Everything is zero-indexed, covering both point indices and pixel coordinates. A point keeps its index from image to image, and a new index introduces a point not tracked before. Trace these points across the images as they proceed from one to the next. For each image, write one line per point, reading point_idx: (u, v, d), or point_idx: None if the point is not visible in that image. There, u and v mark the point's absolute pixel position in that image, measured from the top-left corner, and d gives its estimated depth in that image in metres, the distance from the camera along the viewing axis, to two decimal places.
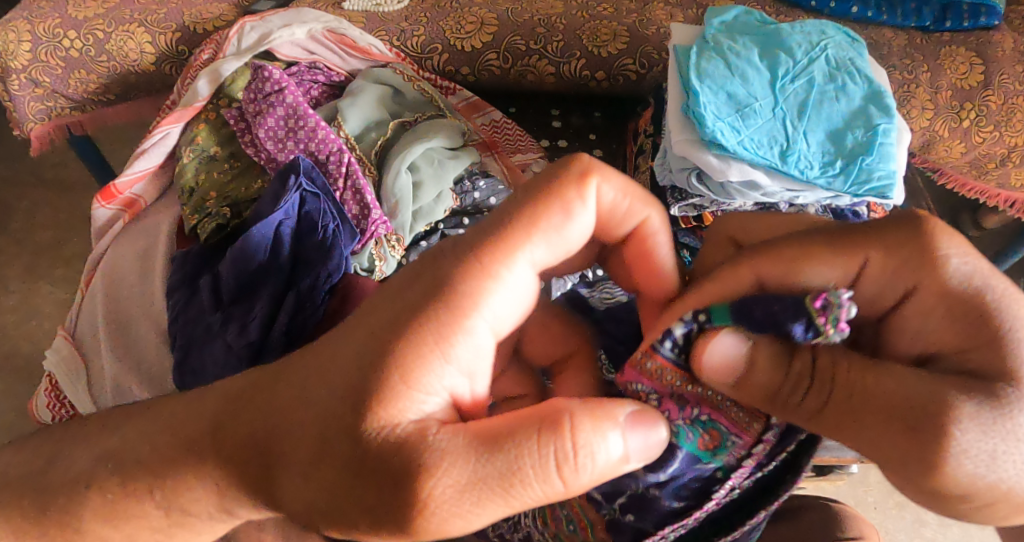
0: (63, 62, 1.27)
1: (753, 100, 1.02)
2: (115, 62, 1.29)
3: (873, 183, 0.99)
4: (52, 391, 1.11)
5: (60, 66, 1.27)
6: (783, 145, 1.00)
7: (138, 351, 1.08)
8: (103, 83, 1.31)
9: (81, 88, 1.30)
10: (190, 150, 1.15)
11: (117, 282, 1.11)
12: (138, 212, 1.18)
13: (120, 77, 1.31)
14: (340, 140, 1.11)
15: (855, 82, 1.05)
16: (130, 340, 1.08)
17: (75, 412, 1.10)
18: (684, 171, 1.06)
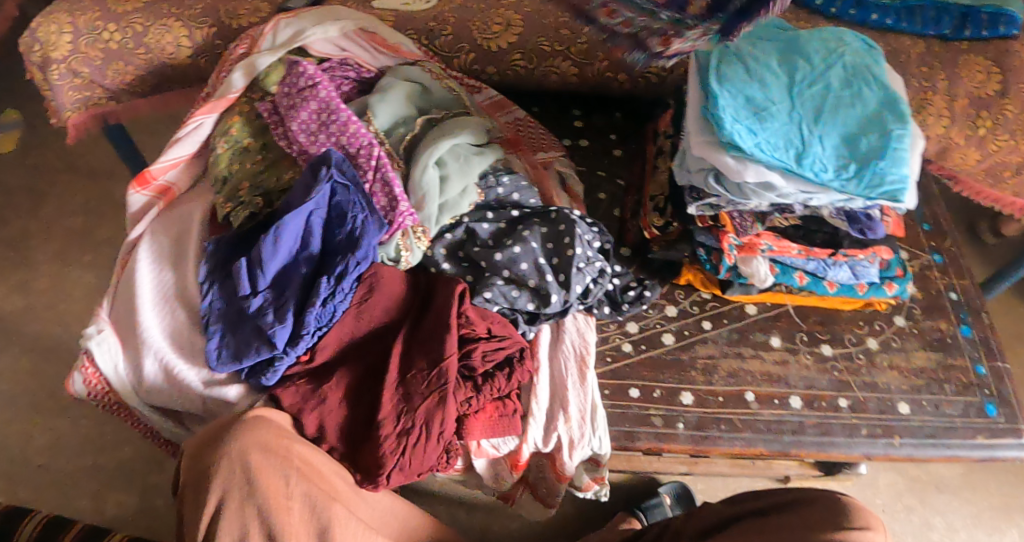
0: (103, 54, 1.32)
1: (771, 104, 1.05)
2: (153, 55, 1.33)
3: (885, 187, 1.01)
4: (88, 366, 1.11)
5: (100, 58, 1.32)
6: (799, 148, 1.02)
7: (170, 330, 1.11)
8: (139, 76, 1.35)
9: (118, 79, 1.35)
10: (223, 141, 1.20)
11: (157, 265, 1.15)
12: (172, 199, 1.22)
13: (156, 70, 1.35)
14: (370, 134, 1.15)
15: (871, 89, 1.07)
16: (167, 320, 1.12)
17: (111, 389, 1.12)
18: (702, 172, 1.08)
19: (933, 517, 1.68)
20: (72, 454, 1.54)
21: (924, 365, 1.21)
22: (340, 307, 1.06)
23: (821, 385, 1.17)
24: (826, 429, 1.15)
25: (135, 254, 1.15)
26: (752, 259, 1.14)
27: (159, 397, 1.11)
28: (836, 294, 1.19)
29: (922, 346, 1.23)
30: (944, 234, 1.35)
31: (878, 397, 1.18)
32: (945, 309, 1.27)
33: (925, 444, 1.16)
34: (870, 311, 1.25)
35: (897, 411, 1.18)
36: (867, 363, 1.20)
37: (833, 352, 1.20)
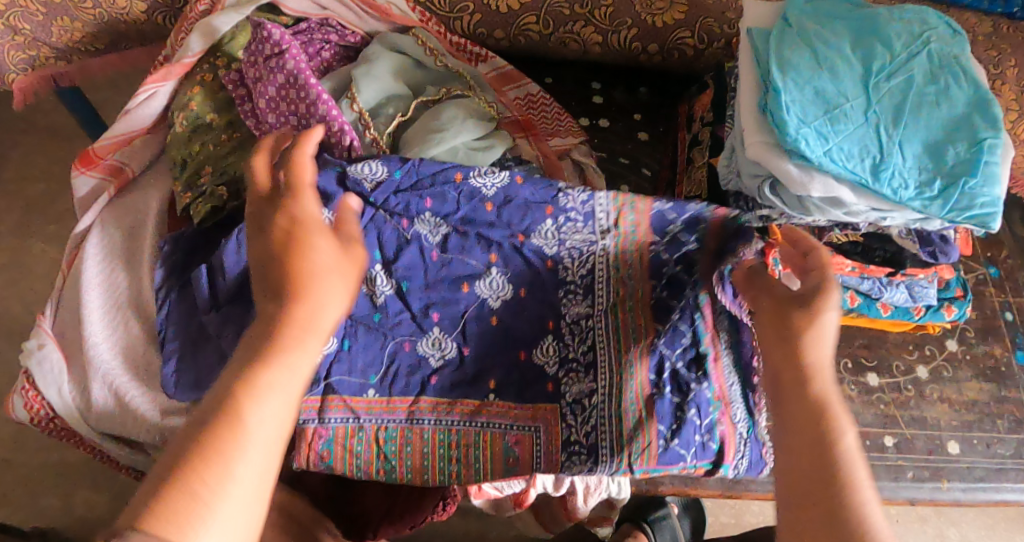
0: (45, 8, 1.08)
1: (844, 100, 0.88)
2: (102, 9, 1.09)
3: (973, 211, 0.86)
4: (29, 389, 0.97)
5: (41, 13, 1.08)
6: (876, 158, 0.86)
7: (124, 346, 0.98)
8: (90, 33, 1.12)
9: (66, 37, 1.12)
10: (181, 116, 1.02)
11: (107, 266, 1.00)
12: (125, 182, 1.03)
13: (110, 27, 1.12)
14: (355, 133, 0.96)
15: (959, 85, 0.91)
16: (119, 333, 0.98)
17: (55, 416, 0.98)
18: (755, 179, 0.91)
19: (947, 527, 1.49)
20: (21, 449, 1.39)
21: (976, 398, 1.08)
22: None
23: (864, 421, 1.04)
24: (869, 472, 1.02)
25: (83, 249, 1.00)
26: None
27: (111, 425, 0.98)
28: (889, 317, 1.05)
29: (974, 376, 1.09)
30: (1001, 242, 1.20)
31: (926, 434, 1.05)
32: (1001, 332, 1.13)
33: (974, 488, 1.04)
34: (921, 334, 1.10)
35: (945, 451, 1.05)
36: (916, 396, 1.07)
37: (880, 382, 1.07)
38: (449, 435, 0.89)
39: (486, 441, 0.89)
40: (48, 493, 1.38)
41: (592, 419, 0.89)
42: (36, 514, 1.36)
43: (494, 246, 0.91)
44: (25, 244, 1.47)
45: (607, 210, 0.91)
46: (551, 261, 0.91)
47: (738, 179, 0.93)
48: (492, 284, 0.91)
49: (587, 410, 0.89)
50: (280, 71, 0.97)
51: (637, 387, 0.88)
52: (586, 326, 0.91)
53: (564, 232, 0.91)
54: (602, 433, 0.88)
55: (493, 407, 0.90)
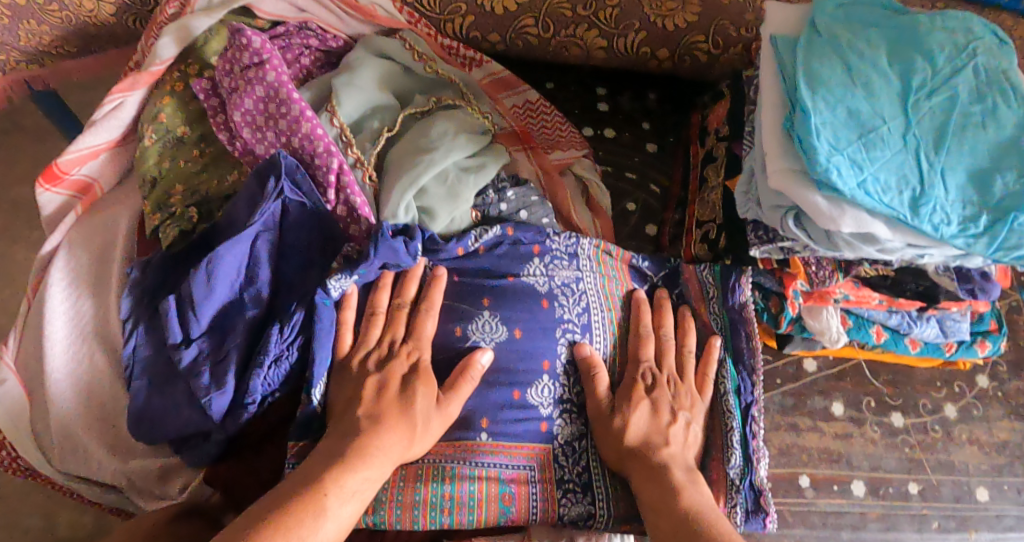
0: (9, 11, 1.02)
1: (879, 122, 0.79)
2: (70, 12, 1.03)
3: (1022, 250, 0.77)
4: None
5: (6, 14, 1.02)
6: (915, 190, 0.77)
7: (88, 382, 0.94)
8: (59, 36, 1.06)
9: (34, 40, 1.06)
10: (151, 129, 0.97)
11: (72, 295, 0.96)
12: (92, 197, 1.02)
13: (79, 29, 1.06)
14: (344, 159, 0.88)
15: (1008, 104, 0.81)
16: (87, 365, 0.95)
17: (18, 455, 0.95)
18: (778, 210, 0.82)
19: None
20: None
21: (1008, 440, 1.00)
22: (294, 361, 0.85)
23: (888, 467, 0.95)
24: (892, 523, 0.93)
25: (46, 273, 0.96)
26: (822, 310, 0.91)
27: (74, 465, 0.94)
28: (918, 354, 0.97)
29: (1005, 415, 1.01)
30: None
31: (955, 480, 0.97)
32: None
33: (1004, 539, 0.96)
34: (951, 370, 1.02)
35: (974, 498, 0.97)
36: (944, 437, 0.98)
37: (905, 423, 0.98)
38: (441, 473, 0.82)
39: (480, 484, 0.83)
40: (22, 514, 1.30)
41: (585, 461, 0.87)
42: (11, 536, 1.29)
43: (486, 292, 0.87)
44: (3, 250, 1.39)
45: (590, 254, 0.93)
46: (546, 298, 0.88)
47: (758, 207, 0.84)
48: (487, 328, 0.85)
49: (577, 453, 0.87)
50: (261, 84, 0.89)
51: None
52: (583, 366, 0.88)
53: (553, 270, 0.90)
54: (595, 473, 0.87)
55: (487, 446, 0.83)
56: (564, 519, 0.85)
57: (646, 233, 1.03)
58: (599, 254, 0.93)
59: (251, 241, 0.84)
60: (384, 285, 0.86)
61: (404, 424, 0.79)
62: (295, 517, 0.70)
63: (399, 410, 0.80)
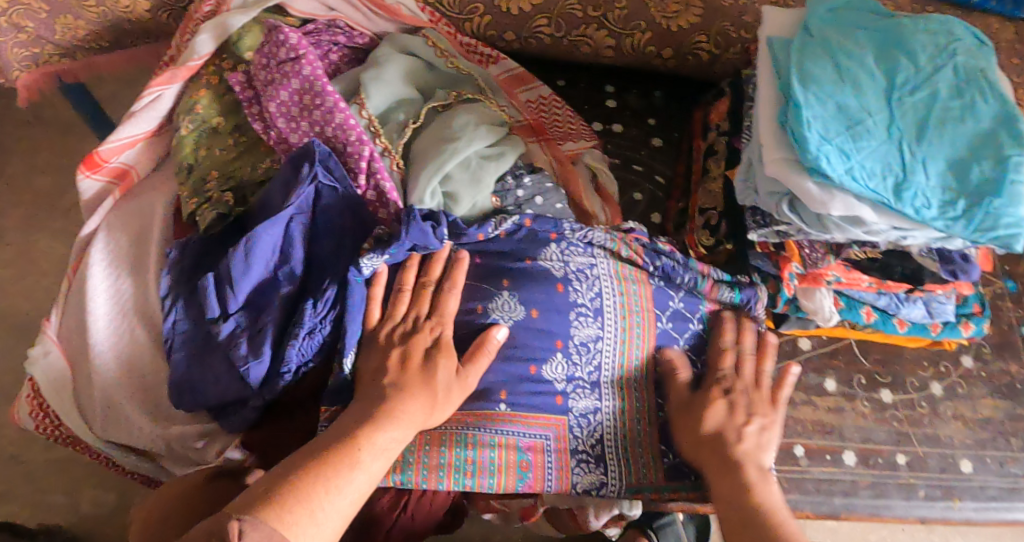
0: (46, 6, 1.14)
1: (866, 115, 0.86)
2: (105, 8, 1.16)
3: (998, 232, 0.84)
4: (35, 393, 1.03)
5: (44, 10, 1.14)
6: (898, 177, 0.84)
7: (129, 354, 1.02)
8: (94, 31, 1.18)
9: (70, 34, 1.18)
10: (188, 120, 1.05)
11: (112, 277, 1.04)
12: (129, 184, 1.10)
13: (113, 25, 1.18)
14: (375, 149, 0.96)
15: (985, 100, 0.88)
16: (128, 341, 1.02)
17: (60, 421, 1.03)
18: (773, 196, 0.89)
19: None
20: (29, 446, 1.40)
21: (990, 416, 1.06)
22: (326, 335, 0.92)
23: (878, 439, 1.02)
24: (881, 491, 1.00)
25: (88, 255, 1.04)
26: (815, 292, 0.98)
27: (114, 430, 1.01)
28: (906, 333, 1.03)
29: (989, 393, 1.07)
30: (1020, 256, 1.17)
31: (940, 452, 1.04)
32: (1018, 348, 1.11)
33: (987, 508, 1.02)
34: (936, 350, 1.09)
35: (958, 469, 1.03)
36: (930, 413, 1.05)
37: (893, 399, 1.05)
38: (465, 439, 0.89)
39: (501, 452, 0.89)
40: (58, 491, 1.38)
41: (599, 433, 0.93)
42: (46, 511, 1.36)
43: (505, 274, 0.92)
44: (33, 239, 1.46)
45: (606, 240, 0.97)
46: (563, 282, 0.92)
47: (755, 194, 0.91)
48: (510, 310, 0.91)
49: (593, 424, 0.93)
50: (297, 77, 0.97)
51: (643, 411, 0.95)
52: (596, 347, 0.92)
53: (568, 255, 0.95)
54: (609, 446, 0.93)
55: (507, 416, 0.89)
56: (579, 487, 0.92)
57: (651, 221, 1.10)
58: (616, 241, 0.97)
59: (284, 223, 0.91)
60: (412, 265, 0.92)
61: (426, 393, 0.85)
62: (328, 467, 0.78)
63: (421, 380, 0.86)
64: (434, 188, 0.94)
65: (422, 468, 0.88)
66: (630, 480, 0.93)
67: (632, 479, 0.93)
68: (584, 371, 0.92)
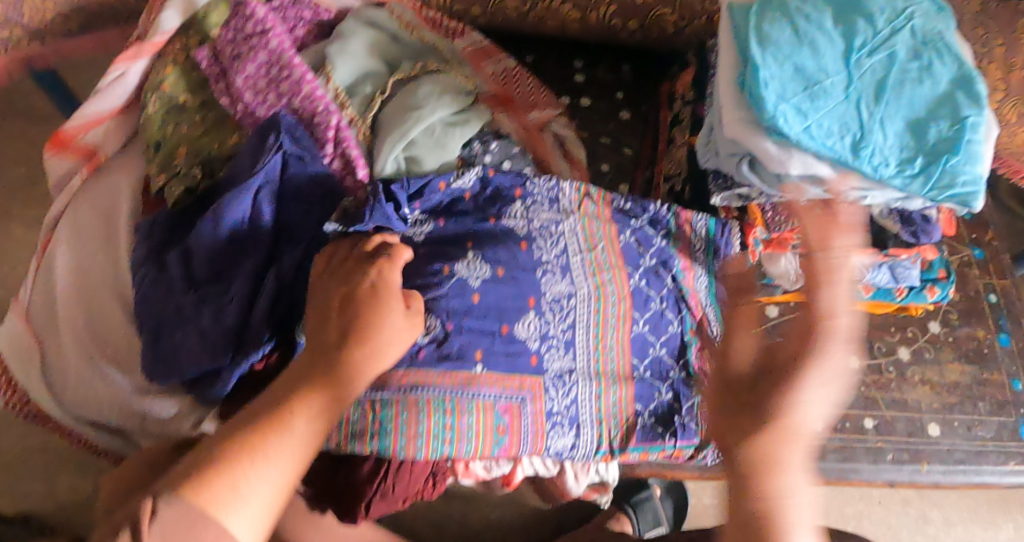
0: None
1: (824, 76, 0.87)
2: None
3: (955, 188, 0.86)
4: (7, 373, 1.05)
5: None
6: (856, 135, 0.85)
7: (99, 332, 1.02)
8: (62, 13, 1.19)
9: (38, 17, 1.18)
10: (154, 97, 1.05)
11: (80, 254, 1.05)
12: (98, 163, 1.10)
13: (82, 7, 1.20)
14: (343, 118, 0.96)
15: (942, 61, 0.89)
16: (96, 317, 1.02)
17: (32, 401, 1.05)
18: (733, 157, 0.90)
19: (930, 509, 1.45)
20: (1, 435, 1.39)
21: (958, 380, 1.07)
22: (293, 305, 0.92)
23: (845, 403, 1.03)
24: (849, 454, 1.01)
25: (57, 233, 1.06)
26: (780, 257, 0.99)
27: (83, 408, 1.02)
28: (871, 298, 1.04)
29: (956, 358, 1.08)
30: (986, 224, 1.18)
31: (908, 416, 1.04)
32: (984, 314, 1.12)
33: (954, 471, 1.03)
34: (903, 315, 1.09)
35: (926, 433, 1.04)
36: (897, 378, 1.06)
37: (861, 364, 1.06)
38: (443, 404, 0.86)
39: (478, 415, 0.87)
40: (32, 479, 1.37)
41: (575, 393, 0.92)
42: (22, 499, 1.36)
43: (471, 236, 0.92)
44: (5, 228, 1.45)
45: (572, 198, 0.98)
46: (528, 238, 0.93)
47: (716, 156, 0.92)
48: (470, 265, 0.89)
49: (569, 385, 0.92)
50: (262, 50, 0.97)
51: (619, 370, 0.95)
52: (568, 305, 0.92)
53: (532, 213, 0.95)
54: (583, 407, 0.93)
55: (483, 378, 0.87)
56: (551, 451, 0.92)
57: (619, 191, 1.11)
58: (581, 198, 0.98)
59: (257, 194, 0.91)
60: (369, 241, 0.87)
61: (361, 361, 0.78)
62: (256, 437, 0.69)
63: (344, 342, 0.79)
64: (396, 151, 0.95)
65: (349, 433, 0.85)
66: (599, 443, 0.94)
67: (602, 442, 0.94)
68: (558, 329, 0.91)
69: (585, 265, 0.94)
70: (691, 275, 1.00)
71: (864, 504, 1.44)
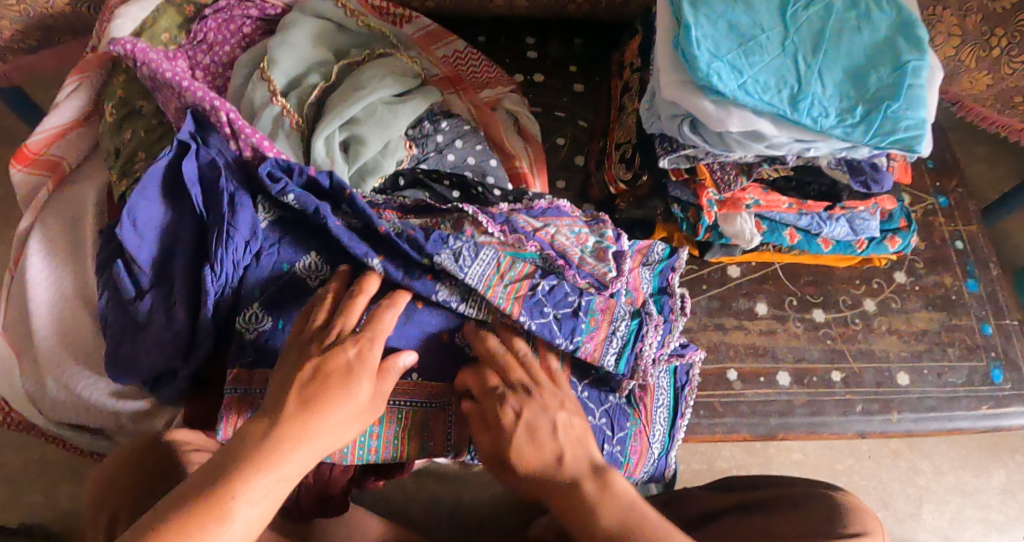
0: None
1: (759, 31, 0.86)
2: (27, 6, 1.18)
3: (899, 134, 0.85)
4: None
5: None
6: (794, 88, 0.85)
7: (77, 336, 1.05)
8: (20, 29, 1.20)
9: None
10: (110, 105, 1.10)
11: (50, 265, 1.06)
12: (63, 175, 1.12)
13: (38, 22, 1.21)
14: (260, 133, 0.98)
15: (881, 8, 0.89)
16: (70, 321, 1.05)
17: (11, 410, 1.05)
18: (675, 119, 0.90)
19: (920, 460, 1.45)
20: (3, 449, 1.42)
21: (925, 328, 1.07)
22: (221, 300, 0.92)
23: (812, 358, 1.04)
24: (817, 408, 1.02)
25: (25, 247, 1.07)
26: (736, 216, 0.99)
27: (65, 412, 1.06)
28: (831, 252, 1.05)
29: (923, 306, 1.08)
30: (950, 171, 1.18)
31: (876, 367, 1.04)
32: (950, 261, 1.12)
33: (926, 418, 1.03)
34: (868, 267, 1.09)
35: (895, 383, 1.04)
36: (864, 329, 1.06)
37: (826, 318, 1.06)
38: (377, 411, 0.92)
39: (404, 423, 0.92)
40: (31, 491, 1.40)
41: None
42: (24, 510, 1.39)
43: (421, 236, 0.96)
44: None
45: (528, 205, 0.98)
46: (508, 258, 0.92)
47: (659, 120, 0.92)
48: (457, 255, 0.89)
49: None
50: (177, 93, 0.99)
51: (561, 393, 0.92)
52: None
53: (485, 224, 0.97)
54: (518, 408, 0.93)
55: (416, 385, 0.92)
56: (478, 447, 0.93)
57: (575, 164, 1.13)
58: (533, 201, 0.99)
59: (163, 201, 0.95)
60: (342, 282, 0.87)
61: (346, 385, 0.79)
62: (195, 523, 0.70)
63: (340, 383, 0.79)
64: (329, 130, 0.98)
65: None
66: None
67: None
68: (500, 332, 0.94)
69: (556, 293, 0.91)
70: (637, 273, 0.99)
71: (852, 459, 1.45)
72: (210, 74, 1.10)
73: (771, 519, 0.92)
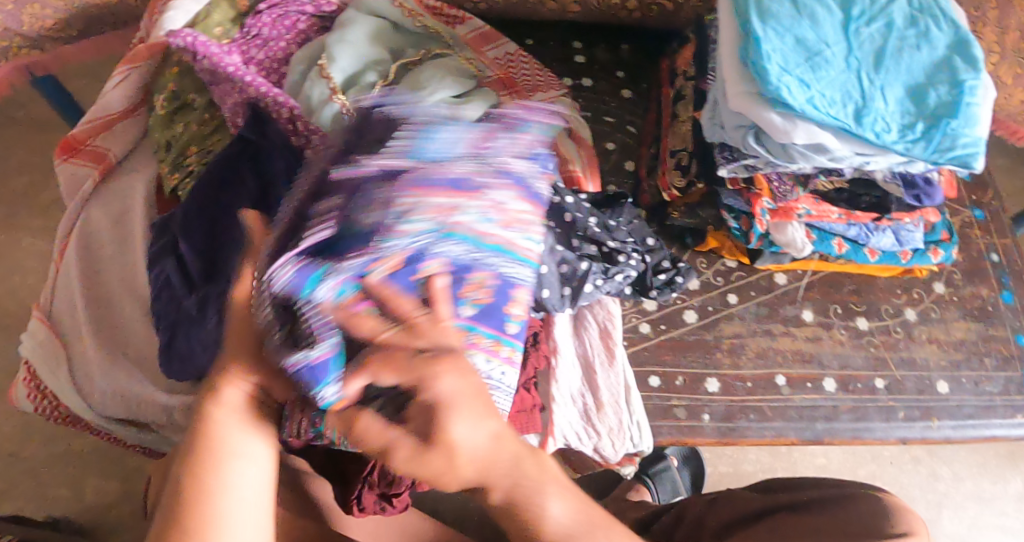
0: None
1: (825, 47, 0.89)
2: None
3: (956, 151, 0.87)
4: (33, 380, 1.06)
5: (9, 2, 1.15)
6: (858, 103, 0.87)
7: (126, 329, 1.06)
8: (62, 20, 1.20)
9: (38, 24, 1.19)
10: (162, 99, 1.11)
11: (97, 257, 1.08)
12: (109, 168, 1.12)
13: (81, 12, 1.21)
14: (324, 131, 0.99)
15: (938, 28, 0.92)
16: (118, 315, 1.06)
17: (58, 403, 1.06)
18: (739, 130, 0.92)
19: (939, 467, 1.49)
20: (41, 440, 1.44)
21: (963, 338, 1.10)
22: None
23: (856, 365, 1.06)
24: (862, 414, 1.04)
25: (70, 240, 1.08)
26: (787, 225, 1.01)
27: (114, 407, 1.05)
28: (878, 263, 1.06)
29: (962, 316, 1.11)
30: (985, 185, 1.20)
31: (916, 375, 1.07)
32: (986, 273, 1.14)
33: (964, 425, 1.06)
34: (908, 278, 1.12)
35: (935, 391, 1.07)
36: (904, 337, 1.09)
37: (869, 326, 1.09)
38: None
39: None
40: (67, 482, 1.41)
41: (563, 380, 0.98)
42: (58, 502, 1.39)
43: None
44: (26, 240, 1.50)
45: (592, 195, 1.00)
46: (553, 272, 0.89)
47: (722, 130, 0.95)
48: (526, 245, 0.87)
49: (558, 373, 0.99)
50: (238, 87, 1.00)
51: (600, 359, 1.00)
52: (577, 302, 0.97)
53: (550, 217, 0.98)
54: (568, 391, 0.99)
55: None
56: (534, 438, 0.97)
57: (625, 168, 1.15)
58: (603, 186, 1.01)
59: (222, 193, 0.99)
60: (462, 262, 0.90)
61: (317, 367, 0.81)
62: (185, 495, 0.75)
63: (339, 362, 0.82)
64: None
65: None
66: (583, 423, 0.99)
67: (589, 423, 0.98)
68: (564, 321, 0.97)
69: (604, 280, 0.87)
70: None
71: (873, 465, 1.48)
72: (263, 69, 1.09)
73: (818, 520, 0.95)
